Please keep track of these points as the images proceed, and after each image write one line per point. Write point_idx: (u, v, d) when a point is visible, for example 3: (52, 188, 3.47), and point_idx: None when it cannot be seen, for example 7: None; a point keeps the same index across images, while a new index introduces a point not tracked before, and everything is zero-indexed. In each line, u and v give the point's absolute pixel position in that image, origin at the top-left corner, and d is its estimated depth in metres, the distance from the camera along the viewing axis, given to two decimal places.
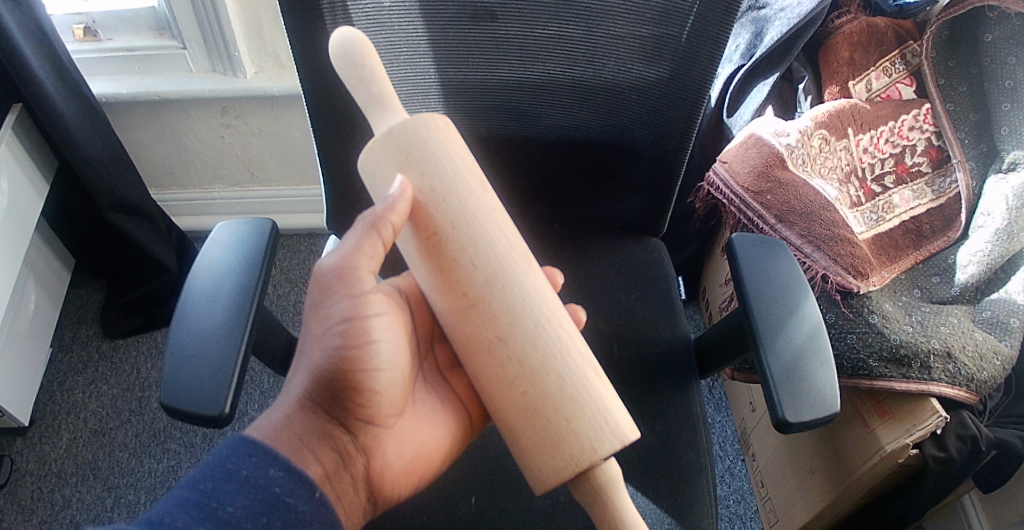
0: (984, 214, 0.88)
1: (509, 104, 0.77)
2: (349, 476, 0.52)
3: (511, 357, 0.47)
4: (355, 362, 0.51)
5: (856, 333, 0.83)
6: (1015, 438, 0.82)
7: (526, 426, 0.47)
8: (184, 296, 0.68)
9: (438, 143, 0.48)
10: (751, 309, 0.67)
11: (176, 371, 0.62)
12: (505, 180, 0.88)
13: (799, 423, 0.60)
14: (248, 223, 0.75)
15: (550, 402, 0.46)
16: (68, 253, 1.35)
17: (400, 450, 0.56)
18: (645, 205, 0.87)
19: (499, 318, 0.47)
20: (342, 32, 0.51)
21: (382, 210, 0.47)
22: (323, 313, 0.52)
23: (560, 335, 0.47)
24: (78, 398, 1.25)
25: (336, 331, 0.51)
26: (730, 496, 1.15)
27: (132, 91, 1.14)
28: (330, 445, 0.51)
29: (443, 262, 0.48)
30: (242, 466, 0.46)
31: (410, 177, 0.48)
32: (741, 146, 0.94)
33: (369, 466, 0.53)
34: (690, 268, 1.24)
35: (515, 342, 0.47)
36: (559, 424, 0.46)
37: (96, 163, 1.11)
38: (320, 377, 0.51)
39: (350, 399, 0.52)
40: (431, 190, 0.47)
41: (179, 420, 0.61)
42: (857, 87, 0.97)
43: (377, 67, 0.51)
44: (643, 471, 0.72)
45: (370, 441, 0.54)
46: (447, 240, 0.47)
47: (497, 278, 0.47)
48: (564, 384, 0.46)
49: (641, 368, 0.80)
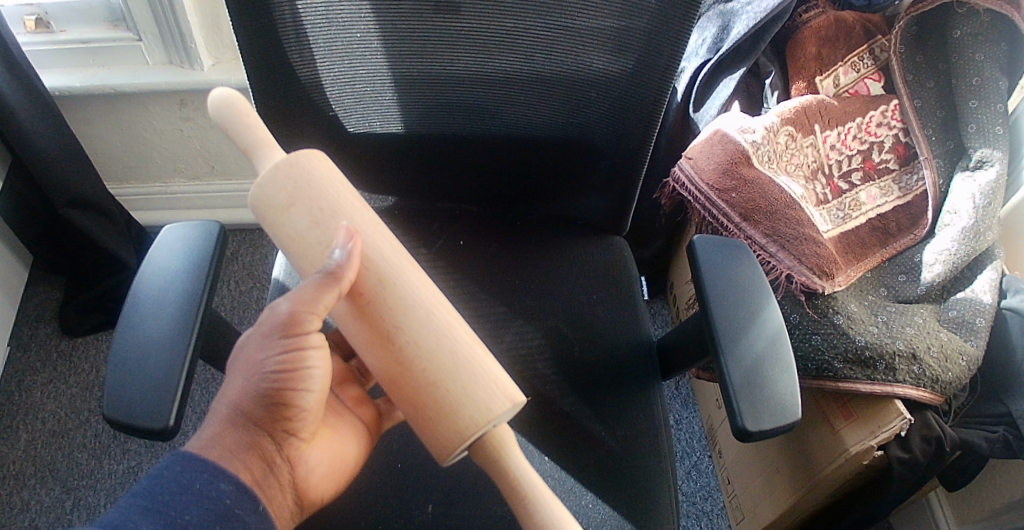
0: (951, 212, 0.87)
1: (470, 101, 0.75)
2: (276, 483, 0.50)
3: (409, 316, 0.48)
4: (278, 384, 0.50)
5: (821, 334, 0.82)
6: (980, 438, 0.81)
7: (426, 402, 0.47)
8: (129, 300, 0.65)
9: (319, 175, 0.51)
10: (712, 314, 0.66)
11: (119, 381, 0.60)
12: (464, 177, 0.85)
13: (759, 432, 0.59)
14: (195, 227, 0.72)
15: (451, 370, 0.47)
16: (24, 249, 1.31)
17: (320, 458, 0.55)
18: (609, 204, 0.85)
19: (415, 314, 0.48)
20: (218, 93, 0.55)
21: (337, 270, 0.48)
22: (251, 346, 0.51)
23: (448, 320, 0.49)
24: (37, 398, 1.21)
25: (265, 363, 0.50)
26: (697, 492, 1.13)
27: (86, 84, 1.10)
28: (259, 455, 0.50)
29: (375, 299, 0.49)
30: (191, 480, 0.46)
31: (296, 212, 0.50)
32: (707, 142, 0.92)
33: (294, 473, 0.52)
34: (658, 263, 1.22)
35: (428, 330, 0.48)
36: (452, 391, 0.47)
37: (50, 157, 1.07)
38: (251, 395, 0.50)
39: (276, 417, 0.50)
40: (329, 217, 0.50)
41: (123, 432, 0.59)
42: (825, 82, 0.95)
43: (249, 117, 0.54)
44: (601, 477, 0.70)
45: (295, 450, 0.52)
46: (377, 281, 0.49)
47: (406, 276, 0.50)
48: (456, 359, 0.47)
49: (603, 372, 0.77)
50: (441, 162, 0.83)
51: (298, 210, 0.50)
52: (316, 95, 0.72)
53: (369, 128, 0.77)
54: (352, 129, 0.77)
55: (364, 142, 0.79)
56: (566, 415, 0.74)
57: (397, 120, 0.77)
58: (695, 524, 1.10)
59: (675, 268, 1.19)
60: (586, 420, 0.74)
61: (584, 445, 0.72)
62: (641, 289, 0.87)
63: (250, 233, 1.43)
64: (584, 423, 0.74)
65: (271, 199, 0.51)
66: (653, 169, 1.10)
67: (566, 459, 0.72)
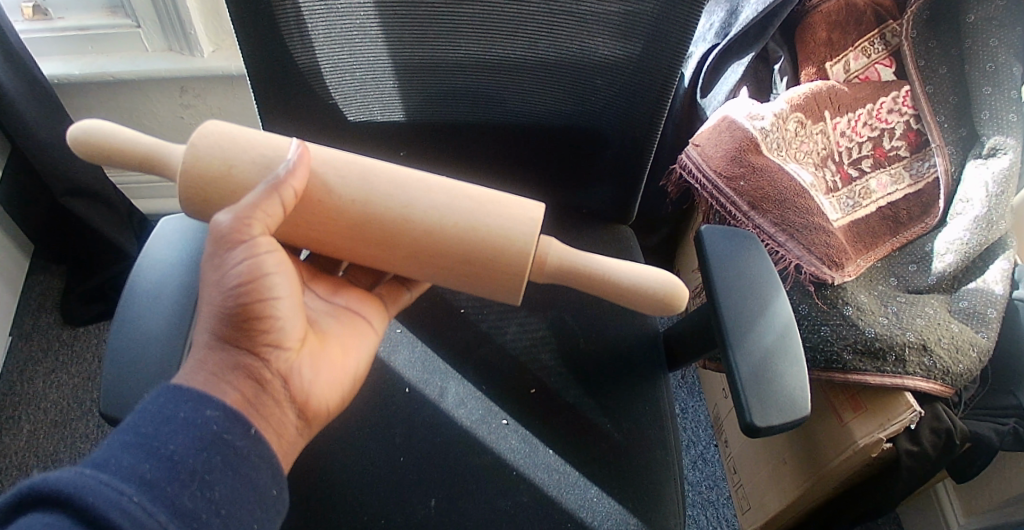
0: (964, 201, 0.86)
1: (473, 89, 0.73)
2: (272, 401, 0.48)
3: (398, 195, 0.50)
4: (243, 298, 0.46)
5: (830, 326, 0.81)
6: (989, 430, 0.80)
7: (463, 258, 0.50)
8: (124, 294, 0.64)
9: (250, 132, 0.51)
10: (720, 308, 0.64)
11: (115, 377, 0.59)
12: (465, 165, 0.83)
13: (768, 429, 0.58)
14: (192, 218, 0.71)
15: (474, 221, 0.50)
16: (25, 238, 1.29)
17: (321, 368, 0.52)
18: (614, 193, 0.83)
19: (401, 188, 0.50)
20: (77, 132, 0.53)
21: (285, 176, 0.47)
22: (207, 269, 0.47)
23: (432, 186, 0.51)
24: (39, 388, 1.20)
25: (226, 280, 0.46)
26: (702, 481, 1.12)
27: (84, 72, 1.09)
28: (247, 374, 0.47)
29: (346, 197, 0.50)
30: (177, 410, 0.44)
31: (236, 156, 0.49)
32: (714, 130, 0.90)
33: (291, 387, 0.49)
34: (664, 251, 1.21)
35: (425, 202, 0.50)
36: (483, 244, 0.50)
37: (49, 146, 1.06)
38: (221, 318, 0.47)
39: (253, 331, 0.47)
40: (271, 156, 0.49)
41: (118, 429, 0.58)
42: (836, 67, 0.93)
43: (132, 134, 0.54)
44: (606, 470, 0.70)
45: (288, 362, 0.49)
46: (346, 189, 0.50)
47: (368, 170, 0.51)
48: (467, 213, 0.50)
49: (609, 364, 0.76)
50: (444, 151, 0.81)
51: (240, 166, 0.49)
52: (316, 84, 0.71)
53: (369, 117, 0.76)
54: (352, 118, 0.75)
55: (365, 132, 0.77)
56: (570, 408, 0.73)
57: (398, 109, 0.75)
58: (701, 513, 1.09)
59: (682, 256, 1.18)
60: (591, 412, 0.73)
61: (589, 438, 0.71)
62: None
63: None
64: (589, 415, 0.73)
65: (200, 154, 0.49)
66: (660, 156, 1.08)
67: (571, 452, 0.71)
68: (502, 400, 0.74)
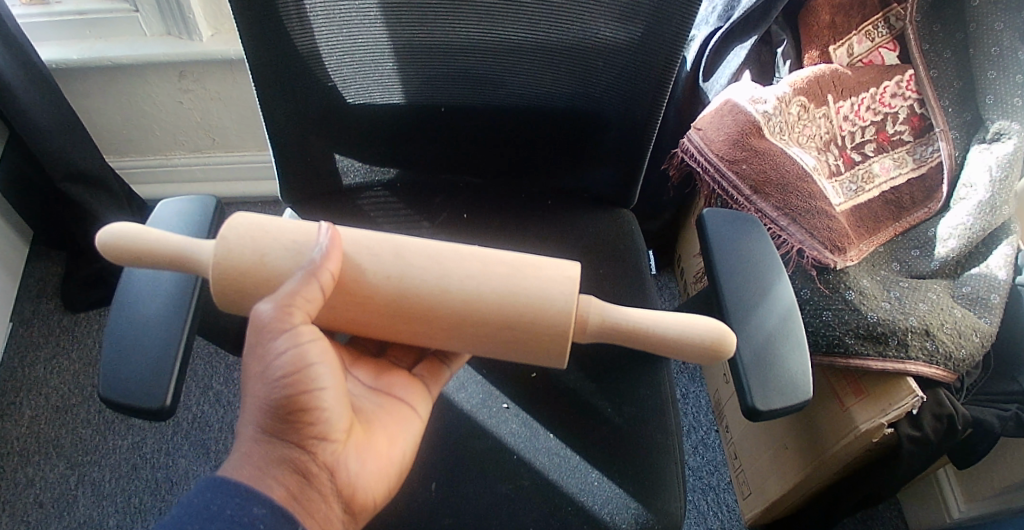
0: (967, 186, 0.85)
1: (474, 71, 0.72)
2: (317, 494, 0.47)
3: (431, 272, 0.48)
4: (286, 391, 0.45)
5: (832, 310, 0.80)
6: (992, 417, 0.80)
7: (502, 333, 0.48)
8: (123, 278, 0.63)
9: (281, 224, 0.50)
10: (721, 291, 0.64)
11: (114, 360, 0.58)
12: (466, 147, 0.83)
13: (770, 412, 0.57)
14: (191, 202, 0.71)
15: (511, 296, 0.47)
16: (24, 224, 1.29)
17: (368, 459, 0.50)
18: (615, 176, 0.83)
19: (434, 264, 0.48)
20: (103, 236, 0.51)
21: (320, 260, 0.46)
22: (252, 359, 0.46)
23: (466, 258, 0.49)
24: (40, 374, 1.20)
25: (270, 371, 0.45)
26: (703, 467, 1.12)
27: (82, 56, 1.08)
28: (292, 467, 0.47)
29: (380, 276, 0.48)
30: (224, 506, 0.45)
31: (270, 249, 0.48)
32: (717, 112, 0.89)
33: (337, 481, 0.48)
34: (665, 237, 1.20)
35: (458, 277, 0.48)
36: (520, 320, 0.47)
37: (48, 132, 1.05)
38: (266, 410, 0.46)
39: (297, 423, 0.46)
40: (305, 245, 0.48)
41: (118, 413, 0.57)
42: (839, 51, 0.93)
43: (156, 234, 0.51)
44: (605, 453, 0.69)
45: (333, 455, 0.48)
46: (379, 270, 0.48)
47: (401, 248, 0.49)
48: (503, 286, 0.48)
49: (611, 349, 0.76)
50: (444, 135, 0.81)
51: (273, 254, 0.48)
52: (315, 65, 0.70)
53: (369, 100, 0.75)
54: (351, 100, 0.75)
55: (365, 115, 0.77)
56: (572, 392, 0.73)
57: (397, 91, 0.75)
58: (701, 498, 1.08)
59: (683, 241, 1.17)
60: (592, 397, 0.73)
61: (591, 423, 0.71)
62: (648, 262, 0.85)
63: (250, 205, 1.41)
64: (590, 399, 0.73)
65: (234, 253, 0.48)
66: (662, 141, 1.07)
67: (573, 437, 0.70)
68: (504, 384, 0.74)
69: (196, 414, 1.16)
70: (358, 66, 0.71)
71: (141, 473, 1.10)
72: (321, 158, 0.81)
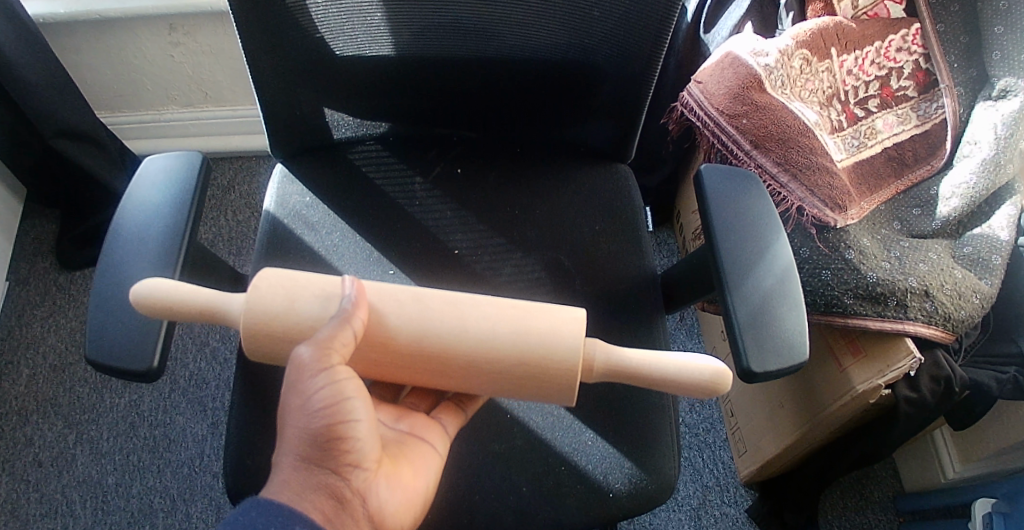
0: (972, 143, 0.84)
1: (466, 22, 0.69)
2: (351, 520, 0.43)
3: (448, 316, 0.46)
4: (324, 425, 0.43)
5: (831, 269, 0.79)
6: (990, 379, 0.79)
7: (521, 374, 0.46)
8: (110, 235, 0.61)
9: (309, 276, 0.48)
10: (717, 249, 0.62)
11: (101, 320, 0.56)
12: (462, 99, 0.80)
13: (765, 373, 0.56)
14: (178, 158, 0.68)
15: (528, 336, 0.46)
16: (16, 180, 1.27)
17: (395, 490, 0.47)
18: (613, 129, 0.81)
19: (454, 309, 0.47)
20: (134, 294, 0.49)
21: (351, 307, 0.45)
22: (288, 393, 0.44)
23: (484, 305, 0.47)
24: (38, 332, 1.19)
25: (309, 403, 0.43)
26: (700, 424, 1.11)
27: (69, 10, 1.05)
28: (326, 491, 0.43)
29: (400, 321, 0.46)
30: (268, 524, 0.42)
31: (299, 297, 0.47)
32: (718, 66, 0.87)
33: (369, 507, 0.44)
34: (666, 193, 1.19)
35: (477, 320, 0.46)
36: (540, 362, 0.46)
37: (39, 90, 1.03)
38: (304, 439, 0.43)
39: (333, 452, 0.43)
40: (335, 295, 0.47)
41: (106, 374, 0.55)
42: (842, 3, 0.90)
43: (184, 290, 0.50)
44: (602, 406, 0.68)
45: (366, 482, 0.45)
46: (398, 317, 0.46)
47: (420, 297, 0.48)
48: (523, 329, 0.46)
49: (611, 303, 0.75)
50: (436, 87, 0.78)
51: (303, 301, 0.46)
52: (300, 13, 0.67)
53: (358, 53, 0.72)
54: (340, 52, 0.72)
55: (354, 68, 0.74)
56: None
57: (386, 43, 0.71)
58: (698, 455, 1.08)
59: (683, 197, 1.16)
60: None
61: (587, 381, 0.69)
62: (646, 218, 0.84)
63: (244, 159, 1.39)
64: None
65: (266, 306, 0.47)
66: (663, 94, 1.05)
67: None
68: None
69: (192, 372, 1.15)
70: (345, 17, 0.68)
71: (139, 431, 1.10)
72: (309, 111, 0.80)
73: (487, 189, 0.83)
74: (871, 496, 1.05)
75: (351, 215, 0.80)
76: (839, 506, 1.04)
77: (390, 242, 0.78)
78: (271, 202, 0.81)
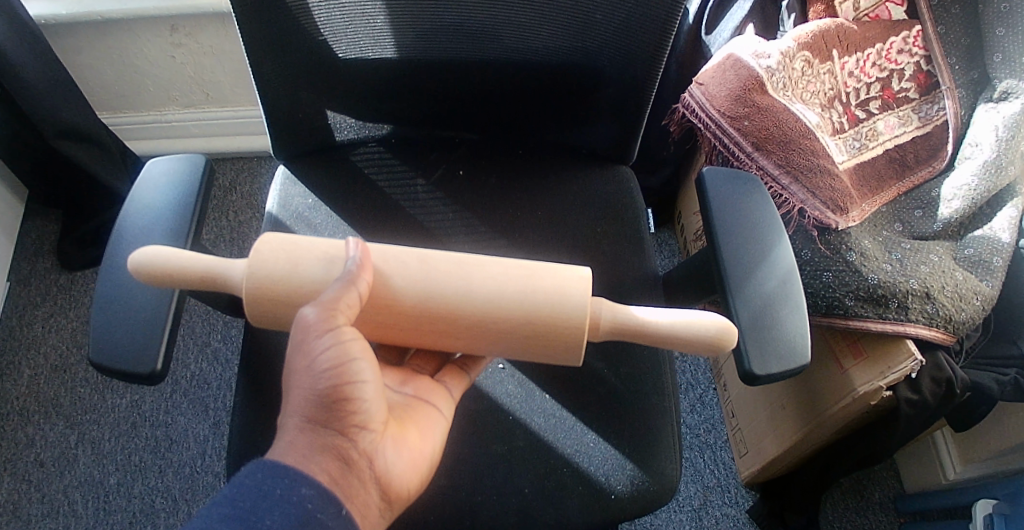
0: (973, 145, 0.84)
1: (467, 25, 0.70)
2: (357, 480, 0.44)
3: (454, 277, 0.46)
4: (330, 386, 0.43)
5: (832, 272, 0.79)
6: (991, 381, 0.79)
7: (527, 333, 0.46)
8: (112, 239, 0.61)
9: (311, 240, 0.48)
10: (720, 249, 0.62)
11: (104, 323, 0.56)
12: (464, 100, 0.80)
13: (766, 376, 0.56)
14: (180, 160, 0.68)
15: (533, 297, 0.46)
16: (18, 181, 1.27)
17: (402, 451, 0.47)
18: (614, 132, 0.81)
19: (459, 270, 0.47)
20: (134, 262, 0.49)
21: (356, 269, 0.45)
22: (294, 354, 0.44)
23: (489, 265, 0.47)
24: (39, 332, 1.19)
25: (314, 365, 0.43)
26: (700, 424, 1.11)
27: (71, 12, 1.05)
28: (332, 453, 0.44)
29: (406, 281, 0.46)
30: (275, 486, 0.42)
31: (302, 261, 0.46)
32: (718, 68, 0.87)
33: (375, 469, 0.45)
34: (667, 193, 1.19)
35: (483, 281, 0.46)
36: (546, 322, 0.46)
37: (41, 92, 1.03)
38: (309, 401, 0.43)
39: (340, 413, 0.44)
40: (339, 258, 0.46)
41: (109, 377, 0.55)
42: (844, 5, 0.90)
43: (183, 258, 0.50)
44: (603, 407, 0.68)
45: (372, 443, 0.45)
46: (403, 279, 0.46)
47: (425, 259, 0.47)
48: (529, 289, 0.46)
49: (612, 304, 0.75)
50: (438, 89, 0.78)
51: (307, 265, 0.46)
52: (303, 17, 0.68)
53: (360, 55, 0.72)
54: (343, 55, 0.72)
55: (357, 71, 0.74)
56: None
57: (388, 46, 0.71)
58: (699, 455, 1.08)
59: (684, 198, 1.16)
60: (590, 357, 0.71)
61: (588, 382, 0.69)
62: (648, 219, 0.84)
63: (245, 160, 1.39)
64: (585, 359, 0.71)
65: (267, 269, 0.46)
66: (664, 94, 1.05)
67: (568, 397, 0.69)
68: None
69: (194, 373, 1.15)
70: (347, 21, 0.68)
71: (141, 432, 1.10)
72: (311, 113, 0.80)
73: (489, 191, 0.83)
74: (872, 496, 1.06)
75: (352, 217, 0.80)
76: (840, 505, 1.04)
77: (391, 244, 0.78)
78: (273, 204, 0.81)
